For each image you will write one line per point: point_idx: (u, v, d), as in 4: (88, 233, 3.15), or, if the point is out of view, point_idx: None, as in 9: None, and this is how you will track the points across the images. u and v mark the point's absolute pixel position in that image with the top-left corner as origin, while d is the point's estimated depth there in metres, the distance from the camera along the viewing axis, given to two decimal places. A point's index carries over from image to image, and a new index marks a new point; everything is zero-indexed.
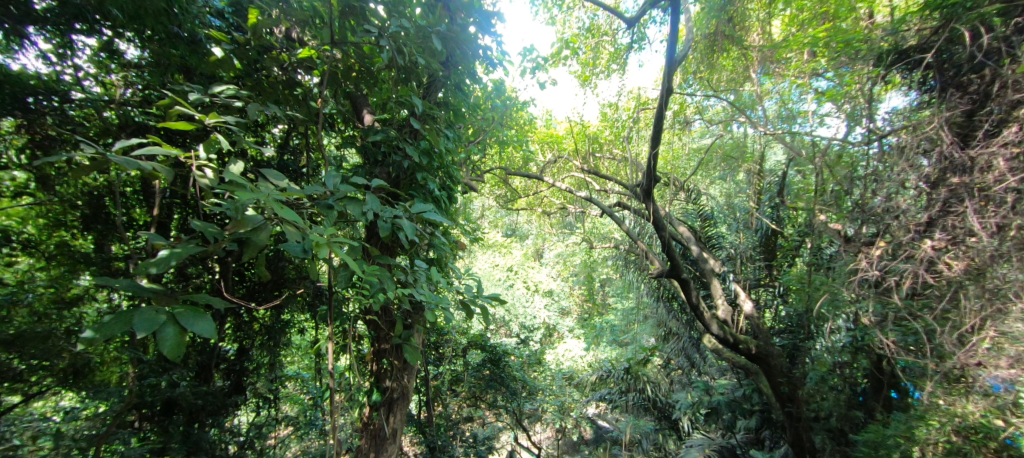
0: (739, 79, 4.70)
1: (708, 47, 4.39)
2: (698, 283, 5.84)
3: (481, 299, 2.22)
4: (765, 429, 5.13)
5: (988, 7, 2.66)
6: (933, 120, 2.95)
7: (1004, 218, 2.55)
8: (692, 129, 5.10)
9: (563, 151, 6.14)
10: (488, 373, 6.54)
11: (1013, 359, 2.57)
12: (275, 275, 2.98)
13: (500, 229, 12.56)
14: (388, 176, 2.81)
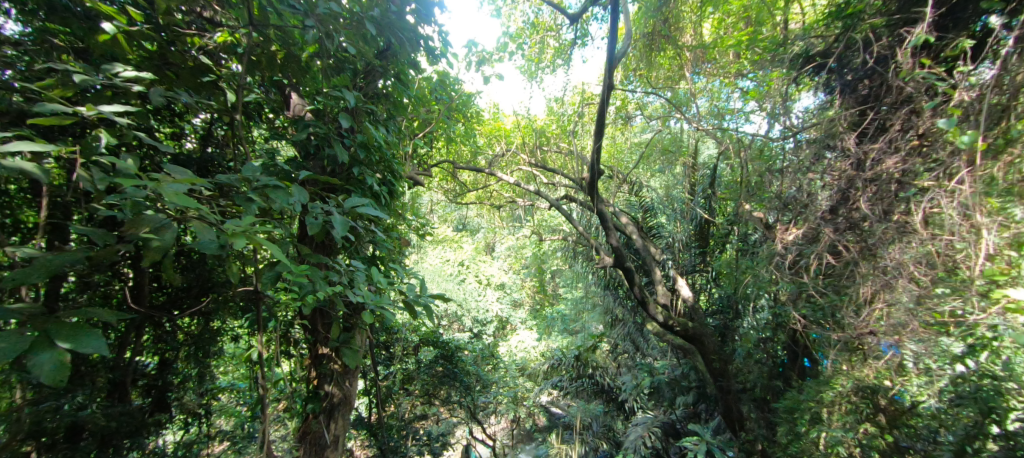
0: (675, 77, 5.02)
1: (647, 45, 4.69)
2: (640, 270, 6.17)
3: (422, 299, 2.25)
4: (700, 404, 5.53)
5: (875, 20, 3.11)
6: (834, 119, 3.34)
7: (890, 205, 2.94)
8: (632, 124, 5.63)
9: (510, 144, 6.19)
10: (441, 370, 6.55)
11: (895, 325, 2.86)
12: (199, 279, 2.72)
13: (451, 223, 12.58)
14: (319, 170, 2.70)
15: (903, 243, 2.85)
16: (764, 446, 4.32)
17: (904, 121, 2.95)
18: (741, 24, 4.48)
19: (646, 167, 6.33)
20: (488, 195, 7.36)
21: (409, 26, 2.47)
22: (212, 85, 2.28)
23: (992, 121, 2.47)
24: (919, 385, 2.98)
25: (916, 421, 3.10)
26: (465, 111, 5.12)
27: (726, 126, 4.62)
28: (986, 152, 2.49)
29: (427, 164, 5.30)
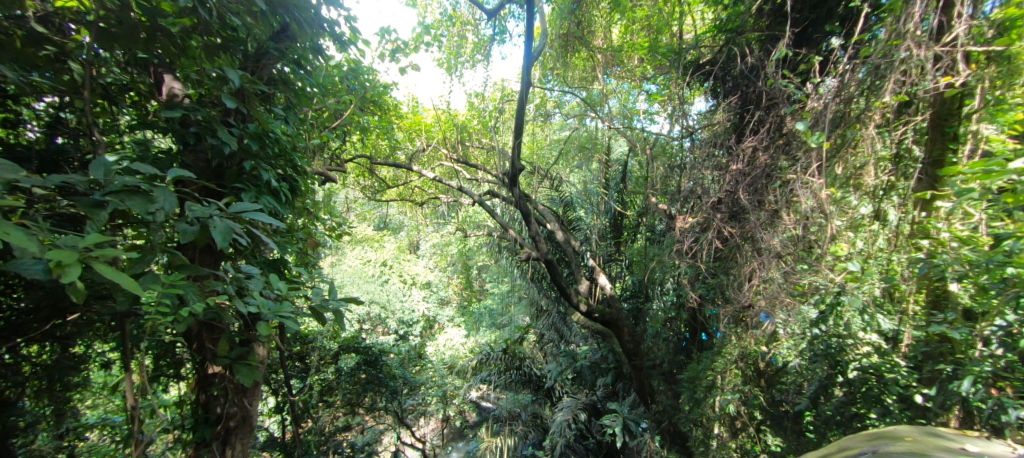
0: (588, 78, 5.22)
1: (562, 46, 4.94)
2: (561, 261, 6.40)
3: (328, 306, 2.10)
4: (618, 383, 5.94)
5: (751, 35, 3.61)
6: (719, 119, 3.79)
7: (764, 194, 3.38)
8: (552, 122, 5.91)
9: (431, 139, 6.10)
10: (364, 376, 6.34)
11: (767, 297, 3.29)
12: (49, 300, 1.88)
13: (371, 221, 12.14)
14: (203, 164, 2.36)
15: (775, 228, 3.28)
16: (671, 416, 4.78)
17: (776, 122, 3.43)
18: (646, 29, 4.73)
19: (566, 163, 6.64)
20: (409, 192, 7.17)
21: (306, 4, 2.23)
22: (54, 58, 1.80)
23: (834, 125, 3.00)
24: (790, 347, 3.47)
25: (787, 378, 3.66)
26: (381, 103, 4.95)
27: (634, 124, 4.88)
28: (833, 149, 3.03)
29: (340, 160, 5.03)
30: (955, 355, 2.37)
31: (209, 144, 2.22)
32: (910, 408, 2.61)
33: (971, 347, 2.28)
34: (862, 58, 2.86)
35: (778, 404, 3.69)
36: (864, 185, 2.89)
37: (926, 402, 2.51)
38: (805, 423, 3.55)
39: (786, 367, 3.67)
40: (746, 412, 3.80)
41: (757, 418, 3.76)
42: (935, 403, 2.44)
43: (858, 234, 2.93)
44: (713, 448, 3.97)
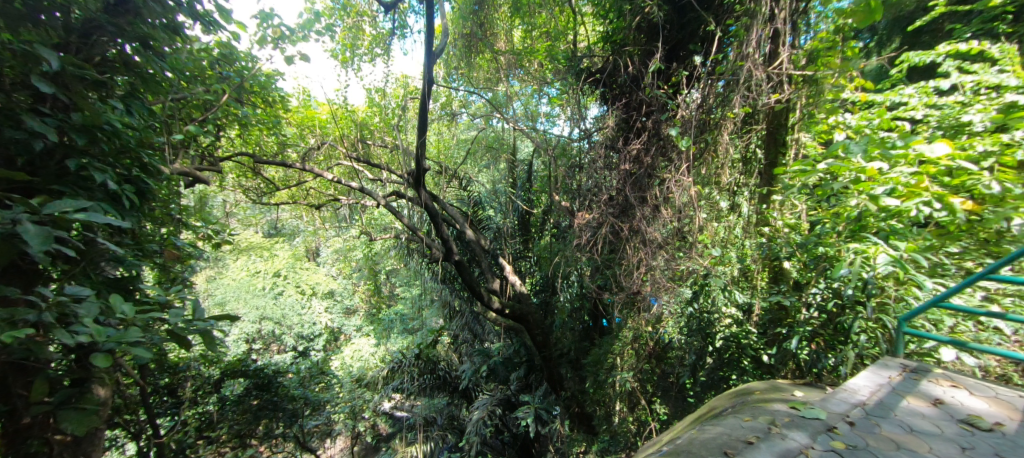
0: (493, 80, 4.54)
1: (466, 46, 4.40)
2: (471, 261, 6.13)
3: (192, 327, 1.95)
4: (532, 374, 6.16)
5: (633, 49, 3.90)
6: (606, 121, 4.07)
7: (642, 191, 3.80)
8: (459, 121, 5.23)
9: (326, 136, 5.57)
10: (256, 402, 5.92)
11: (655, 285, 3.61)
12: None
13: (257, 228, 10.89)
14: (3, 162, 1.81)
15: (659, 219, 3.63)
16: (579, 399, 5.17)
17: (654, 127, 3.82)
18: (545, 36, 4.52)
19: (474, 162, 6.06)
20: (300, 194, 6.45)
21: None
22: None
23: (699, 129, 3.43)
24: (673, 325, 3.93)
25: (672, 353, 4.10)
26: (264, 95, 4.42)
27: (537, 126, 4.49)
28: (699, 151, 3.48)
29: (216, 159, 4.44)
30: (786, 319, 3.08)
31: (10, 139, 1.72)
32: (760, 367, 3.35)
33: (798, 313, 3.01)
34: (718, 74, 3.35)
35: (666, 376, 4.15)
36: (719, 181, 3.47)
37: (771, 360, 3.24)
38: (686, 390, 4.09)
39: (671, 343, 4.10)
40: (640, 387, 4.22)
41: (649, 391, 4.21)
42: (776, 360, 3.14)
43: (720, 223, 3.53)
44: (615, 425, 4.34)
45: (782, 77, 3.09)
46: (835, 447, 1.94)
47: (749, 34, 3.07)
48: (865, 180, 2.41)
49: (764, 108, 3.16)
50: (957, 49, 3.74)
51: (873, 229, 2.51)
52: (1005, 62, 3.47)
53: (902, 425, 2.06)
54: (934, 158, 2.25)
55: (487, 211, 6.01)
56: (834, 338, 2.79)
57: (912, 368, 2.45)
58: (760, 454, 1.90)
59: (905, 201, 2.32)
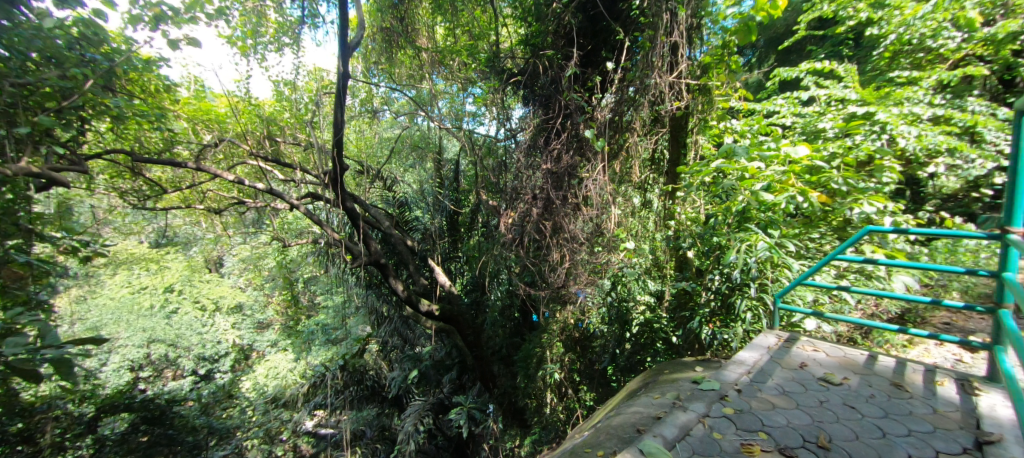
0: (417, 77, 4.45)
1: (386, 40, 4.30)
2: (397, 265, 5.82)
3: (38, 359, 1.94)
4: (465, 374, 6.05)
5: (548, 52, 3.74)
6: (528, 123, 3.88)
7: (561, 192, 3.70)
8: (382, 118, 4.99)
9: (225, 133, 4.73)
10: (148, 437, 5.65)
11: (581, 279, 3.79)
12: None
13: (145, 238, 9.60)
14: None
15: (581, 216, 3.64)
16: (511, 395, 5.24)
17: (573, 129, 3.73)
18: (468, 34, 4.35)
19: (398, 161, 5.70)
20: (194, 198, 5.52)
21: None
22: None
23: (612, 128, 3.63)
24: (596, 316, 4.15)
25: (597, 343, 4.29)
26: (146, 81, 3.85)
27: (464, 126, 4.41)
28: (615, 151, 3.66)
29: (81, 157, 3.70)
30: (691, 303, 3.52)
31: None
32: (671, 349, 3.78)
33: (697, 295, 3.48)
34: (628, 80, 3.55)
35: (591, 364, 4.37)
36: (632, 179, 3.69)
37: (680, 341, 3.65)
38: (608, 375, 4.36)
39: (594, 333, 4.32)
40: (568, 377, 4.39)
41: (576, 379, 4.42)
42: (683, 339, 3.54)
43: (634, 218, 3.77)
44: (546, 416, 4.45)
45: (681, 87, 3.45)
46: (727, 412, 2.30)
47: (654, 46, 3.31)
48: (747, 177, 3.13)
49: (667, 114, 3.51)
50: (814, 68, 4.49)
51: (755, 220, 3.20)
52: (847, 81, 4.30)
53: (778, 388, 2.48)
54: (797, 158, 3.04)
55: (415, 212, 5.78)
56: (727, 317, 3.28)
57: (785, 338, 2.98)
58: (668, 428, 2.20)
59: (777, 195, 3.11)
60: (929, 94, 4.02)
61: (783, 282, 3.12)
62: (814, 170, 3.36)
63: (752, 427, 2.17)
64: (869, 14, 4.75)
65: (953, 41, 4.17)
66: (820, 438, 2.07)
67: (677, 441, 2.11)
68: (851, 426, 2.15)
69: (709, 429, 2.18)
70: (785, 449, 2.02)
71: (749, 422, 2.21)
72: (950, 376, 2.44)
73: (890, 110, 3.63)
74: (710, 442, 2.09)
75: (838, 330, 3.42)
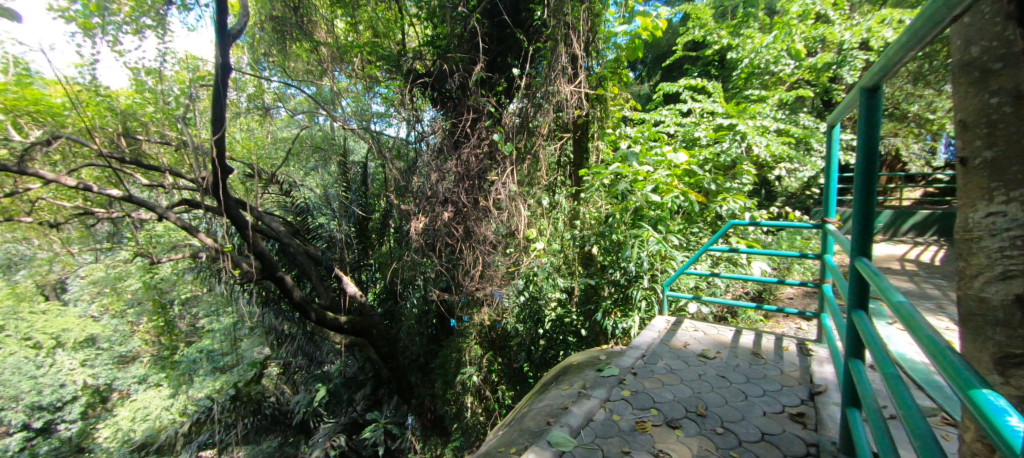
0: (316, 73, 4.11)
1: (278, 31, 3.89)
2: (296, 277, 5.28)
3: None
4: (381, 388, 5.59)
5: (458, 56, 3.72)
6: (434, 127, 3.78)
7: (472, 195, 3.69)
8: (275, 117, 4.21)
9: (64, 128, 3.89)
10: None
11: (497, 282, 3.83)
12: None
13: None
14: None
15: (500, 218, 3.67)
16: (431, 405, 5.04)
17: (483, 136, 3.70)
18: (371, 31, 4.17)
19: (297, 164, 5.25)
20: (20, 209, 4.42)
21: None
22: None
23: (518, 131, 3.66)
24: (511, 318, 4.21)
25: (512, 342, 4.36)
26: None
27: (371, 127, 4.06)
28: (522, 154, 3.71)
29: None
30: (596, 297, 3.83)
31: None
32: (585, 342, 4.01)
33: (598, 289, 3.82)
34: (533, 87, 3.63)
35: (508, 364, 4.44)
36: (541, 182, 3.80)
37: (585, 334, 3.95)
38: (525, 372, 4.46)
39: (511, 333, 4.36)
40: (487, 379, 4.36)
41: (497, 381, 4.43)
42: (590, 333, 3.83)
43: (544, 219, 3.91)
44: (467, 421, 4.41)
45: (580, 94, 3.63)
46: (624, 395, 2.52)
47: (555, 56, 3.45)
48: (639, 179, 3.56)
49: (569, 120, 3.75)
50: (690, 84, 5.21)
51: (647, 218, 3.65)
52: (715, 96, 5.06)
53: (666, 368, 2.79)
54: (678, 164, 3.61)
55: (317, 219, 5.22)
56: (625, 307, 3.59)
57: (673, 322, 3.42)
58: (573, 417, 2.35)
59: (664, 195, 3.59)
60: (774, 112, 4.89)
61: (670, 271, 3.55)
62: (692, 173, 3.87)
63: (645, 405, 2.41)
64: (729, 41, 5.67)
65: (788, 67, 5.22)
66: (698, 407, 2.37)
67: (582, 428, 2.26)
68: (723, 393, 2.48)
69: (608, 412, 2.38)
70: (671, 420, 2.27)
71: (643, 401, 2.46)
72: (793, 342, 3.02)
73: (747, 122, 4.38)
74: (610, 424, 2.27)
75: (714, 310, 3.97)
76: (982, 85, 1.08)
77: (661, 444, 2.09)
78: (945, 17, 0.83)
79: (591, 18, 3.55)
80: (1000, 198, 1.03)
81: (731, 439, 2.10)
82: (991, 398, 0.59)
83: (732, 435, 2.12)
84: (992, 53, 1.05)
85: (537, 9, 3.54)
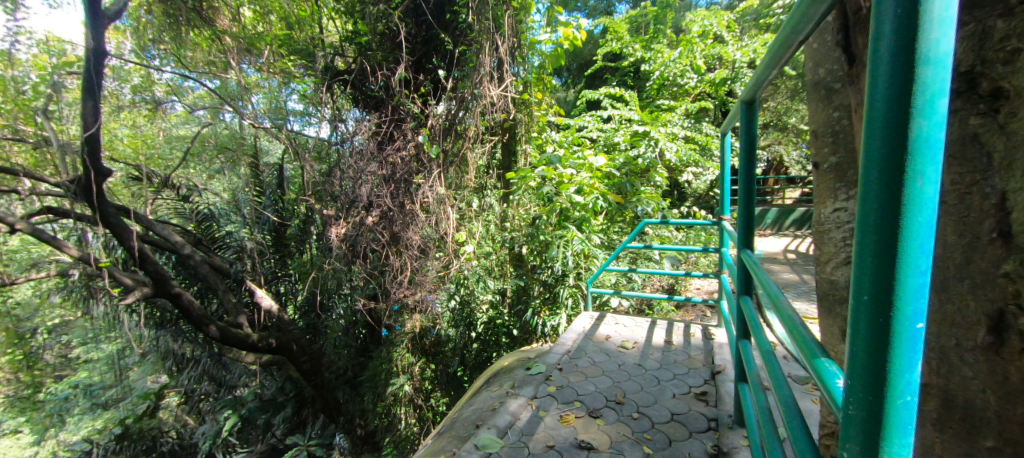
0: (218, 64, 3.65)
1: (170, 14, 3.40)
2: (201, 294, 4.63)
3: None
4: (305, 408, 5.09)
5: (377, 55, 3.56)
6: (360, 130, 3.45)
7: (399, 198, 3.54)
8: (170, 112, 3.87)
9: None
10: None
11: (427, 288, 3.74)
12: None
13: None
14: None
15: (431, 219, 3.58)
16: (360, 421, 4.74)
17: (405, 139, 3.59)
18: (283, 21, 3.76)
19: (198, 165, 4.29)
20: None
21: None
22: None
23: (446, 133, 3.65)
24: (448, 325, 4.13)
25: (446, 348, 4.27)
26: None
27: (288, 127, 3.81)
28: (450, 158, 3.70)
29: None
30: (525, 295, 4.00)
31: None
32: (515, 341, 4.10)
33: (529, 287, 4.01)
34: (456, 89, 3.65)
35: (443, 369, 4.35)
36: (468, 184, 3.81)
37: (518, 333, 4.04)
38: (460, 377, 4.41)
39: (445, 338, 4.26)
40: (420, 388, 4.21)
41: (432, 388, 4.32)
42: (522, 331, 3.95)
43: (476, 221, 3.92)
44: (400, 432, 4.20)
45: (508, 98, 3.68)
46: (550, 391, 2.60)
47: (480, 59, 3.46)
48: (564, 181, 3.82)
49: (495, 121, 3.74)
50: (609, 93, 5.63)
51: (571, 218, 3.88)
52: (631, 104, 5.51)
53: (589, 361, 2.94)
54: (598, 166, 3.94)
55: (224, 228, 4.59)
56: (553, 305, 3.86)
57: (596, 316, 3.64)
58: (500, 418, 2.37)
59: (586, 196, 3.86)
60: (681, 121, 5.42)
61: (593, 269, 3.79)
62: (611, 176, 4.13)
63: (569, 399, 2.51)
64: (642, 54, 6.23)
65: (692, 80, 5.86)
66: (617, 395, 2.52)
67: (509, 428, 2.28)
68: (639, 380, 2.67)
69: (535, 409, 2.43)
70: (593, 410, 2.38)
71: (567, 395, 2.56)
72: (699, 327, 3.36)
73: (659, 130, 4.88)
74: (536, 421, 2.32)
75: (633, 303, 4.28)
76: (827, 101, 1.32)
77: (583, 434, 2.18)
78: (791, 45, 0.98)
79: (516, 25, 3.61)
80: (844, 196, 1.27)
81: (645, 422, 2.26)
82: (826, 364, 0.69)
83: (646, 419, 2.28)
84: (834, 75, 1.29)
85: (463, 11, 3.46)
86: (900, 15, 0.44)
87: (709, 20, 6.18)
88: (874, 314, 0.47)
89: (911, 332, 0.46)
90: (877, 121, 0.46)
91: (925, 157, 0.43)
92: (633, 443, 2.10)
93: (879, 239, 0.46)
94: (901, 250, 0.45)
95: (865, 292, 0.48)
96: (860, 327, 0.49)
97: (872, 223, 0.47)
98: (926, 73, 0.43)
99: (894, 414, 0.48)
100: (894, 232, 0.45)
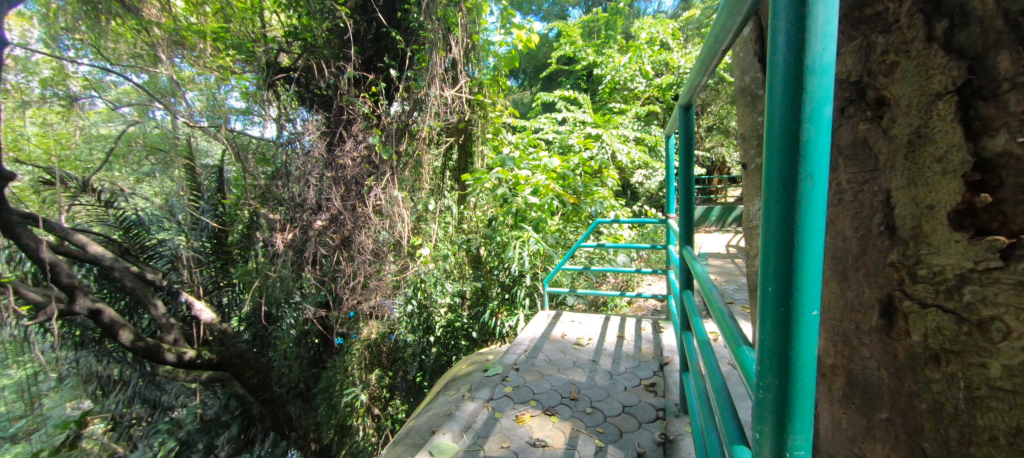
0: (142, 57, 3.45)
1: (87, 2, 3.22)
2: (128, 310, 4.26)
3: None
4: (252, 426, 4.81)
5: (322, 52, 3.41)
6: (308, 131, 3.33)
7: (350, 201, 3.42)
8: (88, 109, 3.54)
9: None
10: None
11: (381, 294, 3.65)
12: None
13: None
14: None
15: (384, 222, 3.50)
16: (314, 434, 4.55)
17: (355, 139, 3.44)
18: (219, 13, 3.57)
19: (125, 167, 3.98)
20: None
21: None
22: None
23: (399, 135, 3.57)
24: (406, 329, 4.05)
25: (404, 354, 4.18)
26: None
27: (229, 126, 3.57)
28: (404, 159, 3.63)
29: None
30: (482, 297, 4.01)
31: None
32: (475, 344, 4.08)
33: (487, 288, 4.03)
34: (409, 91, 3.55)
35: (402, 376, 4.25)
36: (423, 187, 3.76)
37: (476, 335, 4.03)
38: (420, 383, 4.33)
39: (402, 345, 4.16)
40: (377, 396, 4.10)
41: (391, 395, 4.22)
42: (481, 333, 3.94)
43: (431, 223, 3.88)
44: (357, 444, 4.06)
45: (461, 99, 3.71)
46: (506, 392, 2.61)
47: (433, 59, 3.43)
48: (518, 182, 3.88)
49: (449, 121, 3.73)
50: (564, 95, 5.74)
51: (528, 219, 3.94)
52: (584, 105, 5.65)
53: (545, 360, 2.97)
54: (552, 167, 4.00)
55: (156, 236, 4.16)
56: (511, 306, 3.91)
57: (554, 315, 3.70)
58: (456, 422, 2.35)
59: (542, 197, 3.93)
60: (631, 123, 5.63)
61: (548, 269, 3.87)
62: (565, 177, 4.20)
63: (524, 398, 2.53)
64: (595, 58, 6.43)
65: (641, 85, 6.09)
66: (571, 392, 2.56)
67: (464, 431, 2.27)
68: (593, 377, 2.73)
69: (491, 411, 2.43)
70: (548, 408, 2.41)
71: (523, 394, 2.58)
72: (650, 323, 3.47)
73: (610, 132, 5.07)
74: (491, 423, 2.32)
75: (587, 301, 4.39)
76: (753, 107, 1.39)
77: (538, 433, 2.21)
78: (718, 52, 1.03)
79: (468, 26, 3.61)
80: None
81: (598, 417, 2.31)
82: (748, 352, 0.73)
83: (599, 413, 2.34)
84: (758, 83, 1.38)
85: (413, 10, 3.39)
86: (792, 28, 0.47)
87: (655, 27, 6.37)
88: (777, 302, 0.51)
89: (808, 318, 0.50)
90: (775, 125, 0.50)
91: (815, 158, 0.48)
92: (586, 437, 2.15)
93: (778, 234, 0.50)
94: (798, 244, 0.49)
95: (770, 283, 0.52)
96: (766, 314, 0.53)
97: (772, 219, 0.51)
98: (813, 82, 0.47)
99: (796, 395, 0.52)
100: (791, 226, 0.49)
